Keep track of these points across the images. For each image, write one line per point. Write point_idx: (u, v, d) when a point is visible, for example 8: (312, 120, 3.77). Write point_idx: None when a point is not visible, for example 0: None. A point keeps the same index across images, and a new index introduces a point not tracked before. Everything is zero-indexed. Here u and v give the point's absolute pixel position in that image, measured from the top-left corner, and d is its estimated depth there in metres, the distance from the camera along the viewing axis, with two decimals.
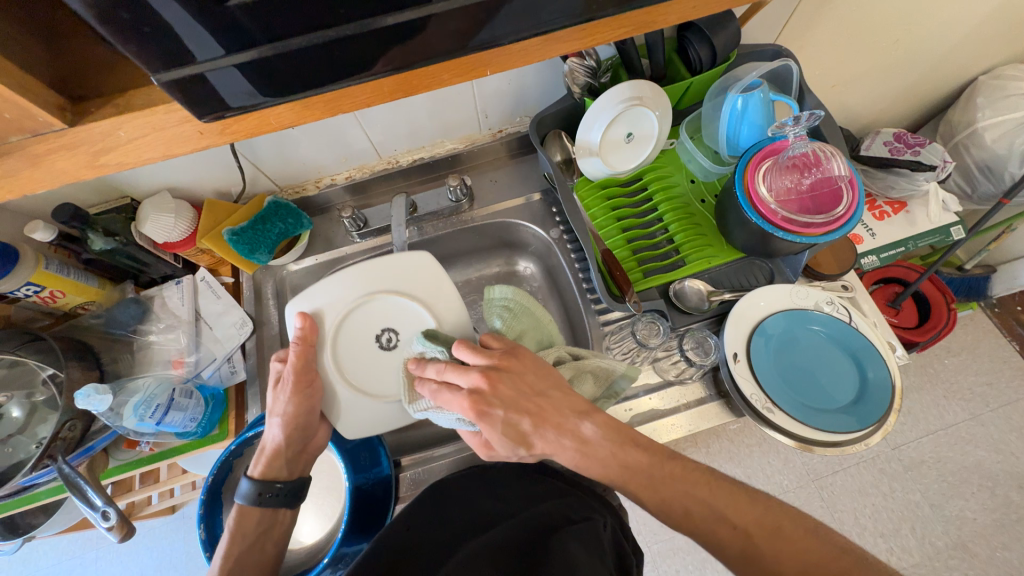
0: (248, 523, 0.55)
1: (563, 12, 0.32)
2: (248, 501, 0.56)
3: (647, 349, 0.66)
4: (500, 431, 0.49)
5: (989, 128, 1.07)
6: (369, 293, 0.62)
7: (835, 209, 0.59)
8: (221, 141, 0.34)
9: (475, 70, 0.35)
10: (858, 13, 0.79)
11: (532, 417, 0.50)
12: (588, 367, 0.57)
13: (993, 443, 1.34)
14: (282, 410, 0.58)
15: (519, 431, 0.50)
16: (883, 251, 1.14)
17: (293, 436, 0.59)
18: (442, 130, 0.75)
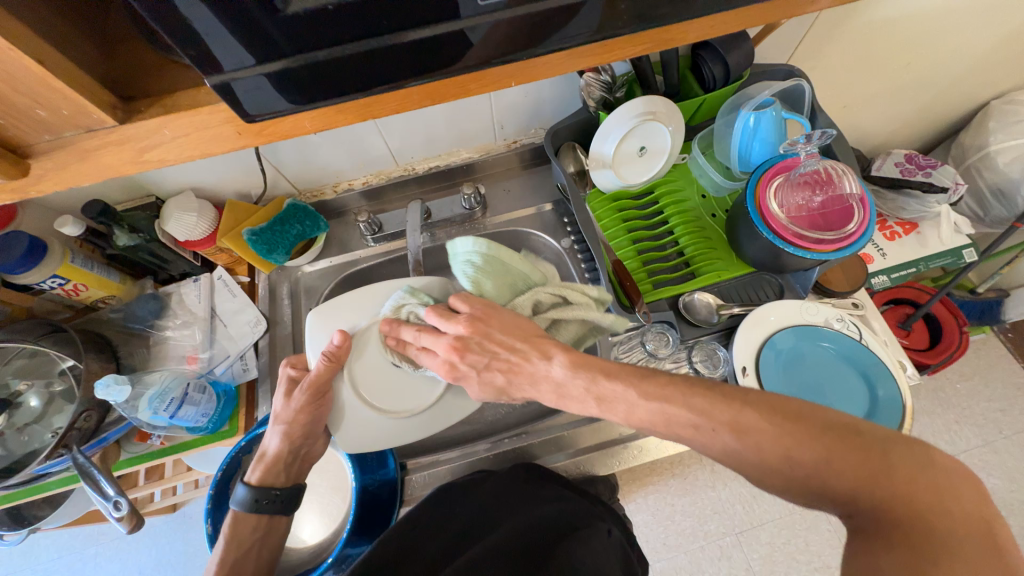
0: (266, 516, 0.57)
1: (586, 29, 0.33)
2: (245, 508, 0.57)
3: (656, 360, 0.67)
4: (478, 390, 0.55)
5: (1001, 151, 1.08)
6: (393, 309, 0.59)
7: (846, 227, 0.59)
8: (257, 142, 0.35)
9: (499, 81, 0.36)
10: (873, 35, 0.80)
11: (505, 374, 0.54)
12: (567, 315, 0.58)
13: (1008, 471, 1.31)
14: (285, 419, 0.57)
15: (496, 387, 0.55)
16: (894, 272, 1.13)
17: (293, 445, 0.59)
18: (458, 139, 0.77)
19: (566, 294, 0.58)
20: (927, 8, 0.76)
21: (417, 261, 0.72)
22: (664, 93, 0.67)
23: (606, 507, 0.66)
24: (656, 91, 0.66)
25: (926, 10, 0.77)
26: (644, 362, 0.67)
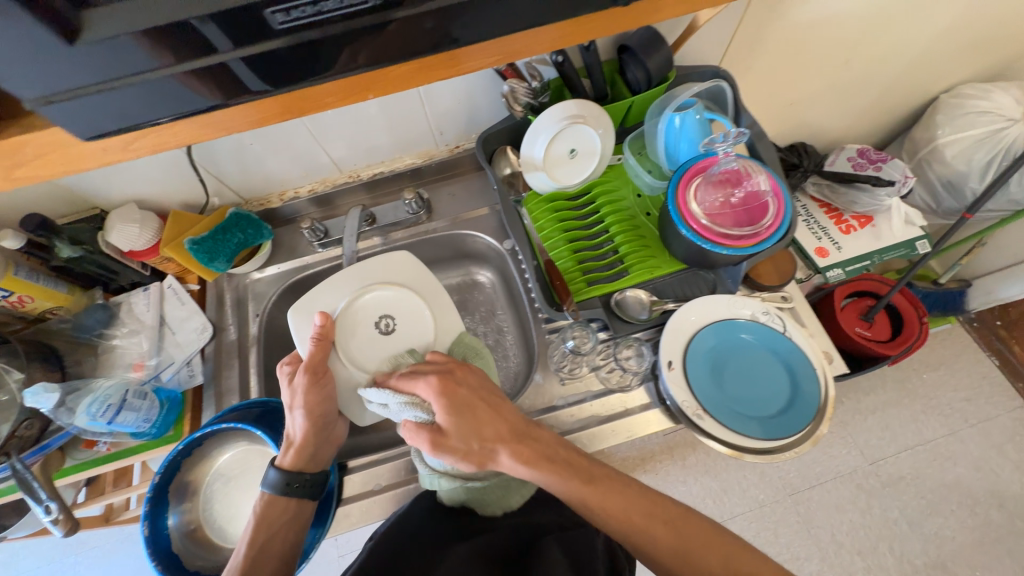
0: (273, 513, 0.57)
1: (436, 38, 0.35)
2: (276, 491, 0.57)
3: (582, 356, 0.69)
4: (458, 416, 0.54)
5: (948, 145, 1.10)
6: (364, 288, 0.69)
7: (761, 221, 0.61)
8: (129, 155, 0.38)
9: (355, 95, 0.39)
10: (807, 33, 0.82)
11: (486, 410, 0.56)
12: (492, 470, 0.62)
13: (972, 459, 1.34)
14: (306, 403, 0.59)
15: (474, 420, 0.55)
16: (850, 264, 1.15)
17: (317, 426, 0.60)
18: (399, 146, 0.79)
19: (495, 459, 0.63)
20: (855, 6, 0.79)
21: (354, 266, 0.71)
22: (591, 97, 0.69)
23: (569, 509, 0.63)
24: (582, 94, 0.68)
25: (855, 8, 0.80)
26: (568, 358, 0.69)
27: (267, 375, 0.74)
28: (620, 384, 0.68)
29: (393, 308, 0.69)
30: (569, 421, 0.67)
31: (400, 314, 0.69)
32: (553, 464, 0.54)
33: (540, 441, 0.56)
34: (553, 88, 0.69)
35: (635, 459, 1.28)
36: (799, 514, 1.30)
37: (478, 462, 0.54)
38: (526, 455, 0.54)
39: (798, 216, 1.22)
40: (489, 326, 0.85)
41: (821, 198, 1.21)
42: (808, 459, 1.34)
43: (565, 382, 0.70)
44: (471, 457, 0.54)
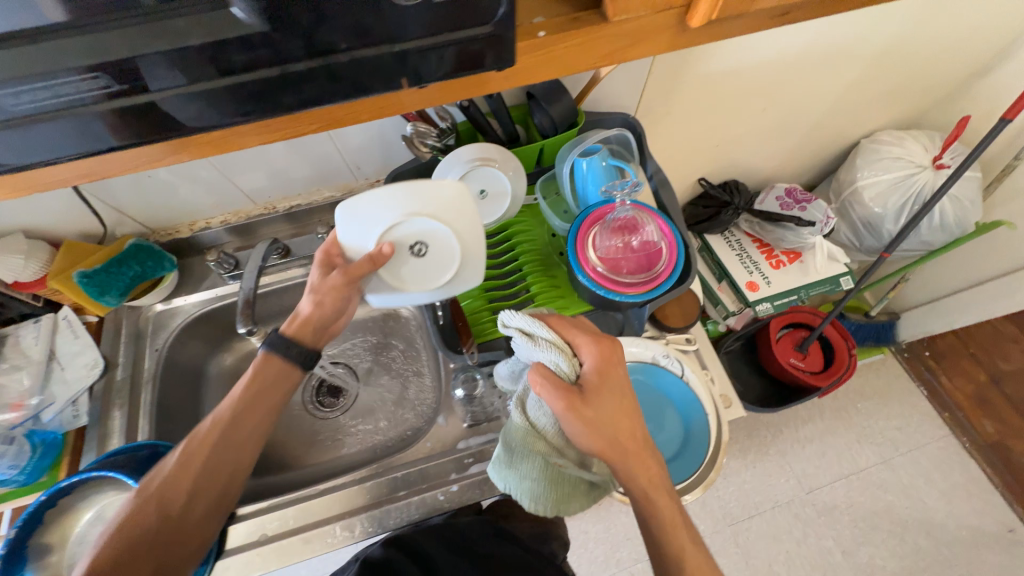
0: (267, 370, 0.59)
1: None
2: (276, 349, 0.59)
3: (477, 399, 0.69)
4: (603, 396, 0.52)
5: (867, 187, 1.16)
6: (409, 211, 0.54)
7: (656, 268, 0.63)
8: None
9: None
10: (718, 81, 0.85)
11: (627, 400, 0.54)
12: (574, 497, 0.54)
13: (903, 487, 1.35)
14: (323, 294, 0.57)
15: (610, 404, 0.53)
16: (778, 298, 1.19)
17: (322, 313, 0.59)
18: (316, 179, 0.78)
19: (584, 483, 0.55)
20: (761, 59, 0.83)
21: (247, 302, 0.67)
22: (503, 139, 0.70)
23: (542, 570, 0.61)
24: (493, 136, 0.69)
25: (761, 60, 0.84)
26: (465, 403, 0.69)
27: (160, 414, 0.70)
28: None
29: (439, 245, 0.55)
30: (468, 463, 0.65)
31: (443, 249, 0.56)
32: (654, 492, 0.52)
33: (647, 460, 0.53)
34: (463, 130, 0.70)
35: None
36: (738, 545, 1.30)
37: (593, 439, 0.50)
38: (632, 460, 0.52)
39: (732, 249, 1.27)
40: (410, 361, 0.85)
41: (753, 234, 1.26)
42: (746, 487, 1.36)
43: (474, 424, 0.68)
44: (595, 433, 0.50)
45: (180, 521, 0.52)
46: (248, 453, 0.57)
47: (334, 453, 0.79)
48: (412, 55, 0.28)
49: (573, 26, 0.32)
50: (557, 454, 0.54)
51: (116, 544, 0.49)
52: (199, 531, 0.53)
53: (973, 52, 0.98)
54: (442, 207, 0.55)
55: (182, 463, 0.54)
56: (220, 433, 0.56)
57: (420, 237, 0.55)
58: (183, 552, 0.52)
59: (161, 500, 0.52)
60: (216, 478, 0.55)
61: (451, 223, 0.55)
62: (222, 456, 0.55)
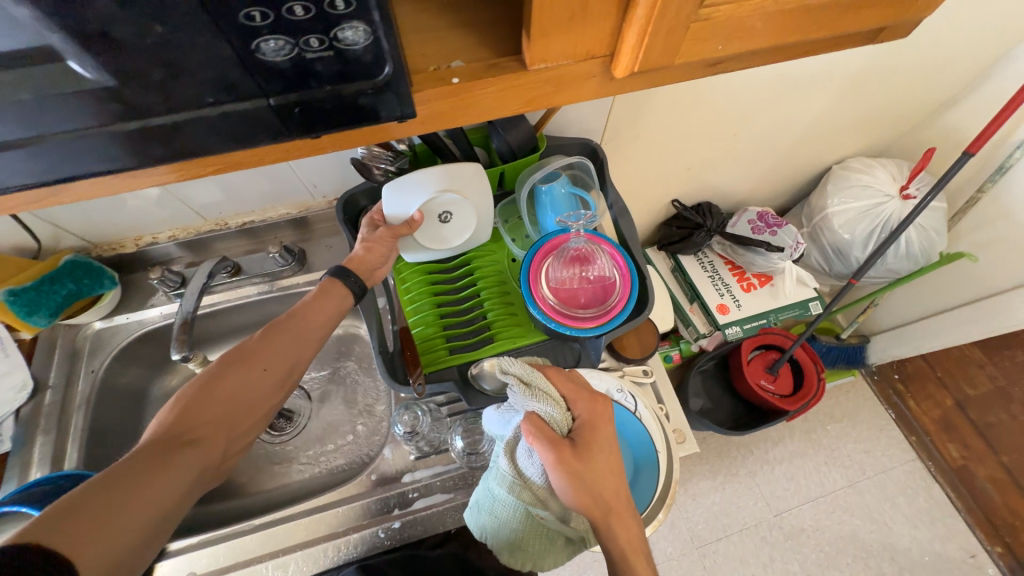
0: (331, 288, 0.59)
1: None
2: (336, 276, 0.59)
3: (421, 433, 0.66)
4: (592, 448, 0.53)
5: (837, 214, 1.17)
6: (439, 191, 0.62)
7: (608, 301, 0.62)
8: None
9: None
10: (687, 109, 0.85)
11: (613, 454, 0.54)
12: (547, 555, 0.58)
13: (868, 512, 1.36)
14: (371, 244, 0.61)
15: (598, 455, 0.53)
16: (746, 322, 1.21)
17: (376, 249, 0.61)
18: (271, 196, 0.75)
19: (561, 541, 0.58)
20: (728, 88, 0.82)
21: (183, 326, 0.65)
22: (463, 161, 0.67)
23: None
24: (451, 159, 0.66)
25: (729, 90, 0.83)
26: (405, 437, 0.66)
27: (92, 439, 0.67)
28: (473, 462, 0.64)
29: (462, 214, 0.65)
30: (412, 498, 0.63)
31: (464, 217, 0.66)
32: (634, 557, 0.50)
33: (628, 523, 0.52)
34: (421, 152, 0.67)
35: None
36: (705, 569, 1.29)
37: (576, 494, 0.50)
38: (612, 519, 0.51)
39: (705, 271, 1.27)
40: (367, 383, 0.83)
41: (725, 256, 1.27)
42: (715, 508, 1.36)
43: (422, 456, 0.66)
44: (579, 488, 0.50)
45: (247, 402, 0.51)
46: (309, 354, 0.57)
47: (281, 481, 0.76)
48: (297, 106, 0.28)
49: (491, 72, 0.30)
50: (539, 505, 0.54)
51: (187, 410, 0.48)
52: (261, 413, 0.52)
53: (938, 86, 1.00)
54: (463, 185, 0.63)
55: (260, 343, 0.53)
56: (295, 325, 0.55)
57: (447, 206, 0.64)
58: (240, 434, 0.51)
59: (236, 375, 0.51)
60: (289, 364, 0.54)
61: (472, 197, 0.64)
62: (285, 352, 0.54)
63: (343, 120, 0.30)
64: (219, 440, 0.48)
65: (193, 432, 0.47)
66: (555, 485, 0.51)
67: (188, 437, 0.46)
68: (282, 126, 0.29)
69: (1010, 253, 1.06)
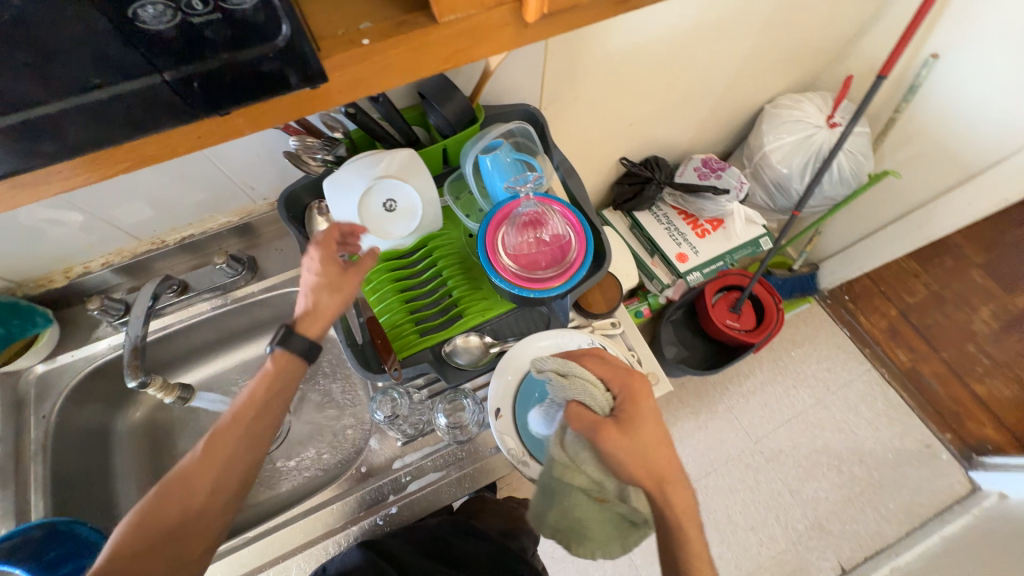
0: (273, 371, 0.54)
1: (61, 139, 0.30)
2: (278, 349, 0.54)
3: (402, 418, 0.66)
4: (636, 421, 0.54)
5: (773, 151, 1.22)
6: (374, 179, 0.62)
7: (566, 259, 0.63)
8: None
9: None
10: (620, 64, 0.85)
11: (659, 427, 0.55)
12: (618, 541, 0.54)
13: (836, 423, 1.47)
14: (319, 291, 0.56)
15: (643, 429, 0.54)
16: (705, 267, 1.27)
17: (322, 298, 0.56)
18: (207, 206, 0.71)
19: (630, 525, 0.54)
20: (657, 36, 0.82)
21: (135, 350, 0.62)
22: (403, 143, 0.66)
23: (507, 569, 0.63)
24: (391, 142, 0.65)
25: (658, 40, 0.84)
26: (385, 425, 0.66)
27: (58, 485, 0.64)
28: (460, 436, 0.65)
29: (404, 199, 0.64)
30: (405, 482, 0.64)
31: (407, 203, 0.65)
32: (684, 520, 0.53)
33: (681, 491, 0.54)
34: (358, 138, 0.65)
35: None
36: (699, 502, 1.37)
37: (631, 469, 0.52)
38: (668, 487, 0.53)
39: (660, 223, 1.31)
40: (342, 381, 0.81)
41: (678, 206, 1.31)
42: (701, 446, 1.44)
43: (409, 441, 0.67)
44: (628, 464, 0.52)
45: (195, 515, 0.50)
46: (258, 453, 0.53)
47: (271, 492, 0.75)
48: (196, 79, 0.28)
49: (403, 30, 0.30)
50: (597, 486, 0.53)
51: (133, 533, 0.48)
52: (211, 527, 0.50)
53: (850, 14, 1.04)
54: (399, 170, 0.63)
55: (201, 452, 0.51)
56: (239, 427, 0.52)
57: (393, 195, 0.64)
58: (191, 553, 0.50)
59: (179, 492, 0.49)
60: (235, 472, 0.52)
61: (410, 180, 0.64)
62: (229, 456, 0.51)
63: (250, 90, 0.30)
64: (167, 561, 0.48)
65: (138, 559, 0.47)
66: (608, 461, 0.52)
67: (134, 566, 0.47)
68: (186, 104, 0.30)
69: (929, 166, 1.14)
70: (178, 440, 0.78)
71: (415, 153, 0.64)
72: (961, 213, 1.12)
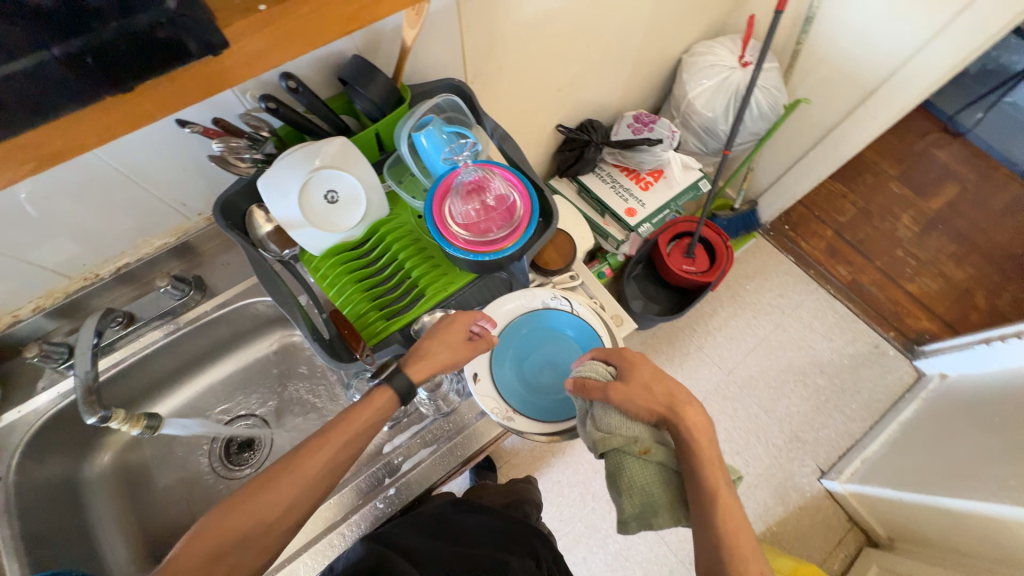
0: (381, 400, 0.58)
1: None
2: (397, 391, 0.59)
3: None
4: (639, 374, 0.62)
5: (696, 97, 1.29)
6: (310, 172, 0.60)
7: (515, 219, 0.65)
8: None
9: None
10: (538, 29, 0.86)
11: (661, 374, 0.62)
12: (682, 502, 0.59)
13: (796, 342, 1.58)
14: (443, 346, 0.62)
15: (647, 378, 0.62)
16: (654, 217, 1.32)
17: (445, 353, 0.61)
18: (138, 231, 0.68)
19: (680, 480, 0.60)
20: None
21: (89, 387, 0.60)
22: (333, 133, 0.65)
23: (516, 536, 0.67)
24: (321, 134, 0.64)
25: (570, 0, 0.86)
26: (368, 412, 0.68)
27: (31, 542, 0.61)
28: (443, 407, 0.69)
29: (346, 188, 0.64)
30: (398, 463, 0.66)
31: (350, 191, 0.64)
32: (698, 437, 0.58)
33: (695, 411, 0.59)
34: (286, 135, 0.63)
35: (544, 449, 1.36)
36: None
37: (642, 408, 0.60)
38: (681, 409, 0.59)
39: (606, 183, 1.35)
40: (321, 386, 0.84)
41: (620, 164, 1.35)
42: None
43: (395, 424, 0.70)
44: (641, 407, 0.60)
45: (267, 523, 0.50)
46: (332, 483, 0.54)
47: None
48: (87, 55, 0.32)
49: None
50: (632, 444, 0.60)
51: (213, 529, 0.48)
52: (270, 549, 0.50)
53: None
54: (334, 159, 0.61)
55: (288, 469, 0.52)
56: (329, 450, 0.54)
57: (333, 185, 0.63)
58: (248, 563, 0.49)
59: (255, 506, 0.50)
60: (312, 495, 0.53)
61: (349, 169, 0.63)
62: (315, 470, 0.53)
63: (144, 63, 0.34)
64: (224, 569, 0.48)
65: (203, 565, 0.47)
66: (626, 412, 0.60)
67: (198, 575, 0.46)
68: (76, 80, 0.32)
69: (834, 90, 1.24)
70: (156, 475, 0.77)
71: (347, 139, 0.62)
72: (868, 128, 1.22)
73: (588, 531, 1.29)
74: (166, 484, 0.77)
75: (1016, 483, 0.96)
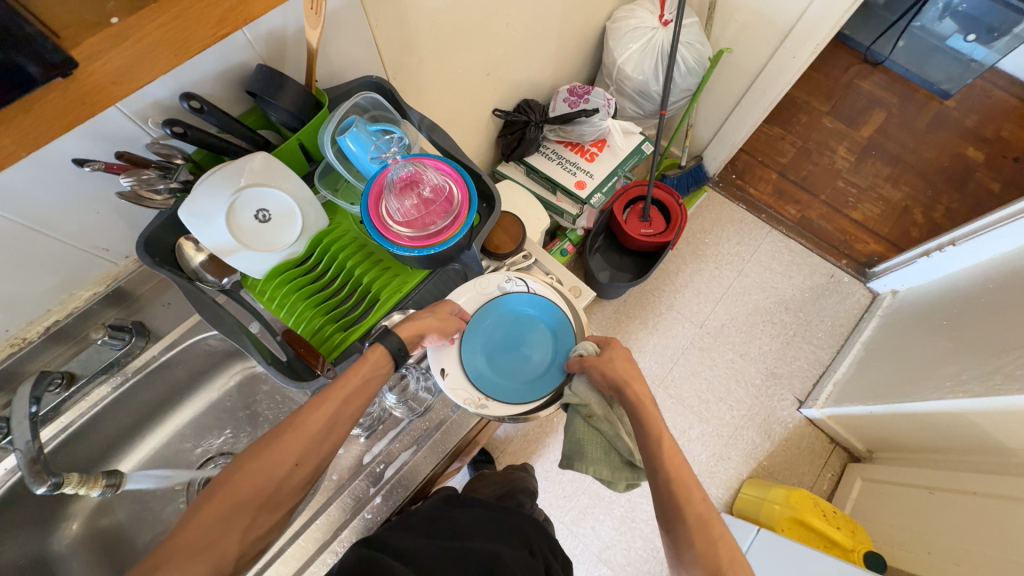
0: (378, 357, 0.59)
1: None
2: (388, 351, 0.59)
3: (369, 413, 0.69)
4: (607, 351, 0.67)
5: (625, 63, 1.30)
6: (235, 194, 0.57)
7: (454, 208, 0.64)
8: None
9: None
10: (453, 15, 0.85)
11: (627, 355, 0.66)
12: (609, 466, 0.64)
13: (759, 285, 1.64)
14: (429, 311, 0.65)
15: (612, 354, 0.66)
16: (603, 186, 1.34)
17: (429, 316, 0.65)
18: (61, 285, 0.63)
19: (619, 452, 0.64)
20: None
21: (34, 457, 0.57)
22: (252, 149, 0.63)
23: (513, 528, 0.68)
24: (240, 152, 0.61)
25: None
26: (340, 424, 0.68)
27: None
28: (416, 407, 0.70)
29: (277, 205, 0.61)
30: (381, 470, 0.66)
31: (282, 208, 0.62)
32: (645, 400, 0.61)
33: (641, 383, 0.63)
34: (202, 159, 0.61)
35: (536, 430, 1.38)
36: (671, 396, 1.50)
37: (600, 373, 0.64)
38: (630, 378, 0.63)
39: (551, 160, 1.36)
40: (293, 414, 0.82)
41: (563, 140, 1.36)
42: (658, 348, 1.56)
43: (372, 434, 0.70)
44: (599, 374, 0.65)
45: (274, 487, 0.51)
46: (334, 439, 0.55)
47: None
48: None
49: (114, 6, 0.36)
50: (584, 405, 0.66)
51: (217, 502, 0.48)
52: (281, 506, 0.51)
53: None
54: (258, 174, 0.58)
55: (291, 429, 0.52)
56: (332, 405, 0.55)
57: (263, 204, 0.60)
58: (263, 527, 0.50)
59: (262, 469, 0.50)
60: (316, 452, 0.53)
61: (277, 184, 0.60)
62: (316, 434, 0.53)
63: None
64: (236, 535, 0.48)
65: (212, 529, 0.47)
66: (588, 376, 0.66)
67: (211, 534, 0.47)
68: None
69: (754, 36, 1.27)
70: (134, 535, 0.74)
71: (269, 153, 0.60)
72: (789, 68, 1.27)
73: (592, 502, 1.31)
74: (146, 540, 0.74)
75: (968, 376, 1.04)
